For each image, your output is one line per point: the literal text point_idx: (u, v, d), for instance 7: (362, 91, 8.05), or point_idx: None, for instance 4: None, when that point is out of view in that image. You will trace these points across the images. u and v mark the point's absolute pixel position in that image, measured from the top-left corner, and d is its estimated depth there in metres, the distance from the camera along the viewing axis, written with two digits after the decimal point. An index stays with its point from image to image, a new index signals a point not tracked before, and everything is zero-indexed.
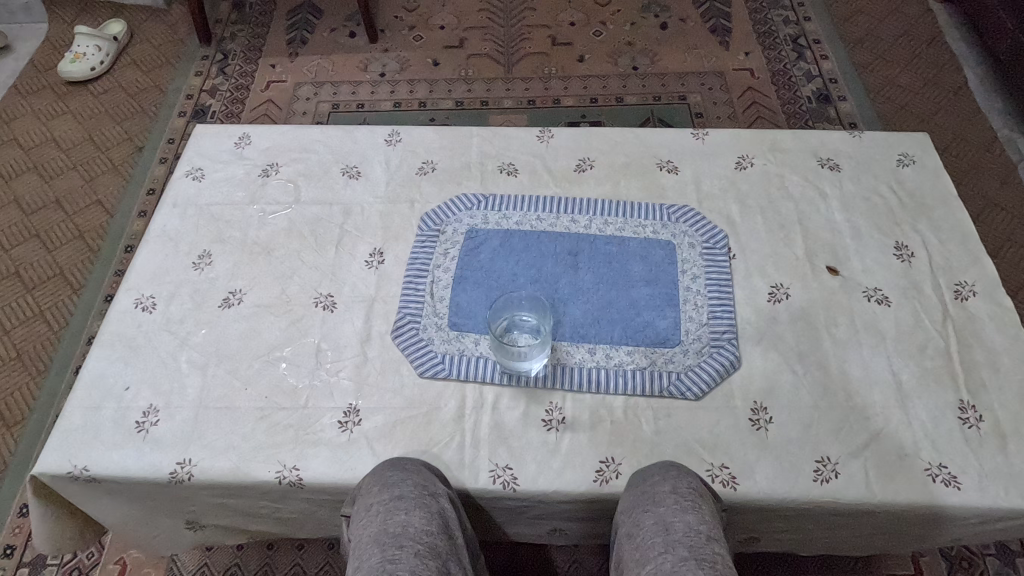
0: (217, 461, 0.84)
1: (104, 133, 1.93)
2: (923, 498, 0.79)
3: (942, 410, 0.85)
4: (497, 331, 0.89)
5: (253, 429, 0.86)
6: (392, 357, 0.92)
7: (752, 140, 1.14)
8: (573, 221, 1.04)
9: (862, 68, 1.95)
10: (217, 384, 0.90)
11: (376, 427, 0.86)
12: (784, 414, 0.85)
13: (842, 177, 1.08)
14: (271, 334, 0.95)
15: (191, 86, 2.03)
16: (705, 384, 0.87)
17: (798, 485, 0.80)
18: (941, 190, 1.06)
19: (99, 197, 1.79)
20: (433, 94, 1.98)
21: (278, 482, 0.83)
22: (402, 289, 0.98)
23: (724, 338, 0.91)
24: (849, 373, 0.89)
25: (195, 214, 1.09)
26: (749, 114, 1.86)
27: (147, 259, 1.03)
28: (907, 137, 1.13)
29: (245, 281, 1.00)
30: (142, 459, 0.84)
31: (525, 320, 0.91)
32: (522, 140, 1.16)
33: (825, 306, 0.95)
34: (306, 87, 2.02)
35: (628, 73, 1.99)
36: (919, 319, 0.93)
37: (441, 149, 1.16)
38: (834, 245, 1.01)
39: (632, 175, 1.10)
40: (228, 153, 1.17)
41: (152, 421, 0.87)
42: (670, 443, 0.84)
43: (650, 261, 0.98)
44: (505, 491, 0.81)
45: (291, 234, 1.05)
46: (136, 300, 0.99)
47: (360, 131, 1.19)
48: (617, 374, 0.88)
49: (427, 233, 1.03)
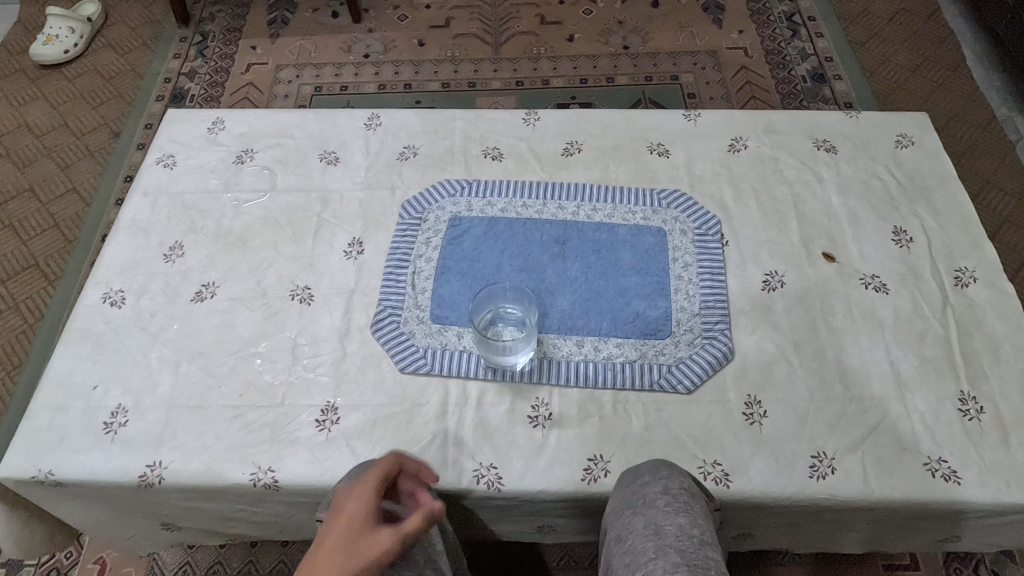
0: (189, 462, 0.81)
1: (79, 118, 1.87)
2: (922, 494, 0.76)
3: (942, 401, 0.82)
4: (480, 326, 0.86)
5: (227, 428, 0.83)
6: (372, 352, 0.88)
7: (745, 121, 1.10)
8: (560, 207, 1.00)
9: (858, 46, 1.91)
10: (190, 382, 0.87)
11: (355, 425, 0.83)
12: (778, 407, 0.82)
13: (839, 159, 1.05)
14: (246, 328, 0.91)
15: (169, 69, 1.97)
16: (696, 377, 0.84)
17: (793, 482, 0.77)
18: (940, 172, 1.02)
19: (75, 185, 1.74)
20: (418, 76, 1.92)
21: (253, 485, 0.80)
22: (383, 280, 0.94)
23: (716, 328, 0.88)
24: (846, 364, 0.85)
25: (167, 203, 1.04)
26: (743, 94, 1.82)
27: (115, 251, 0.99)
28: (906, 117, 1.09)
29: (219, 273, 0.96)
30: (110, 461, 0.81)
31: (510, 313, 0.88)
32: (507, 123, 1.12)
33: (821, 293, 0.91)
34: (288, 69, 1.96)
35: (619, 53, 1.94)
36: (917, 307, 0.90)
37: (424, 132, 1.11)
38: (831, 230, 0.97)
39: (622, 158, 1.06)
40: (201, 138, 1.12)
41: (121, 421, 0.83)
42: (661, 439, 0.81)
43: (641, 249, 0.95)
44: (489, 491, 0.78)
45: (266, 224, 1.01)
46: (104, 294, 0.94)
47: (339, 115, 1.14)
48: (606, 368, 0.85)
49: (408, 221, 0.99)
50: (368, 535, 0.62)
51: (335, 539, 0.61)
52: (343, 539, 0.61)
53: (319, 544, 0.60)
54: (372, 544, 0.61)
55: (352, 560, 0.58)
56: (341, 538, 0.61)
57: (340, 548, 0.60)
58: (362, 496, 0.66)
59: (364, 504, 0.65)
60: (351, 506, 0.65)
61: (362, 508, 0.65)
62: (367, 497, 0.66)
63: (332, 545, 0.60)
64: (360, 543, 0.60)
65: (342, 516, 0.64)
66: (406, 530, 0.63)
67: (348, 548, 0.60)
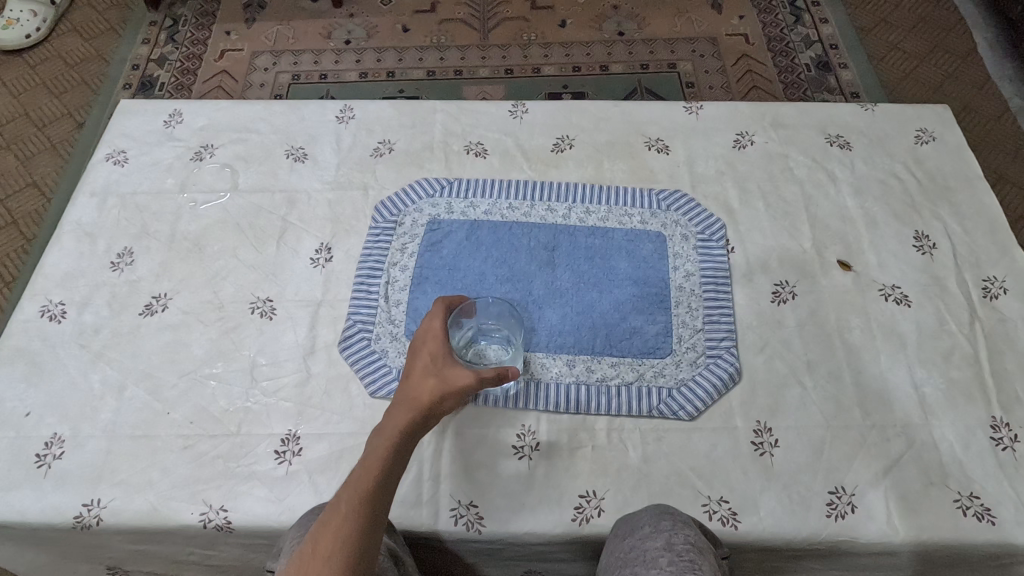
0: (131, 501, 0.72)
1: (40, 107, 1.75)
2: (953, 535, 0.68)
3: (972, 429, 0.74)
4: (462, 345, 0.75)
5: (176, 461, 0.74)
6: (340, 373, 0.79)
7: (751, 114, 1.01)
8: (549, 209, 0.91)
9: (865, 33, 1.81)
10: (135, 409, 0.77)
11: (319, 458, 0.74)
12: (791, 436, 0.74)
13: (854, 157, 0.96)
14: (200, 347, 0.82)
15: (138, 55, 1.85)
16: (700, 402, 0.76)
17: (808, 522, 0.69)
18: (964, 171, 0.94)
19: (35, 179, 1.63)
20: (402, 64, 1.82)
21: (203, 527, 0.71)
22: (353, 292, 0.85)
23: (721, 346, 0.79)
24: (866, 386, 0.77)
25: (116, 204, 0.94)
26: (744, 84, 1.73)
27: (56, 258, 0.89)
28: (926, 110, 1.00)
29: (172, 283, 0.87)
30: (42, 500, 0.72)
31: (496, 329, 0.77)
32: (492, 115, 1.02)
33: (836, 306, 0.83)
34: (264, 56, 1.85)
35: (614, 39, 1.84)
36: (943, 321, 0.81)
37: (401, 126, 1.01)
38: (846, 235, 0.89)
39: (617, 155, 0.97)
40: (156, 133, 1.02)
41: (56, 453, 0.74)
42: (662, 472, 0.72)
43: (638, 256, 0.86)
44: (469, 533, 0.70)
45: (226, 227, 0.92)
46: (42, 308, 0.85)
47: (308, 107, 1.04)
48: (600, 391, 0.76)
49: (382, 225, 0.90)
50: (450, 370, 0.66)
51: (421, 373, 0.66)
52: (430, 369, 0.66)
53: (410, 373, 0.67)
54: (452, 378, 0.66)
55: (440, 392, 0.64)
56: (426, 370, 0.67)
57: (428, 380, 0.66)
58: (435, 332, 0.69)
59: (439, 339, 0.68)
60: (432, 341, 0.69)
61: (438, 342, 0.68)
62: (438, 332, 0.69)
63: (420, 377, 0.66)
64: (443, 376, 0.66)
65: (422, 351, 0.68)
66: (484, 375, 0.66)
67: (434, 381, 0.65)
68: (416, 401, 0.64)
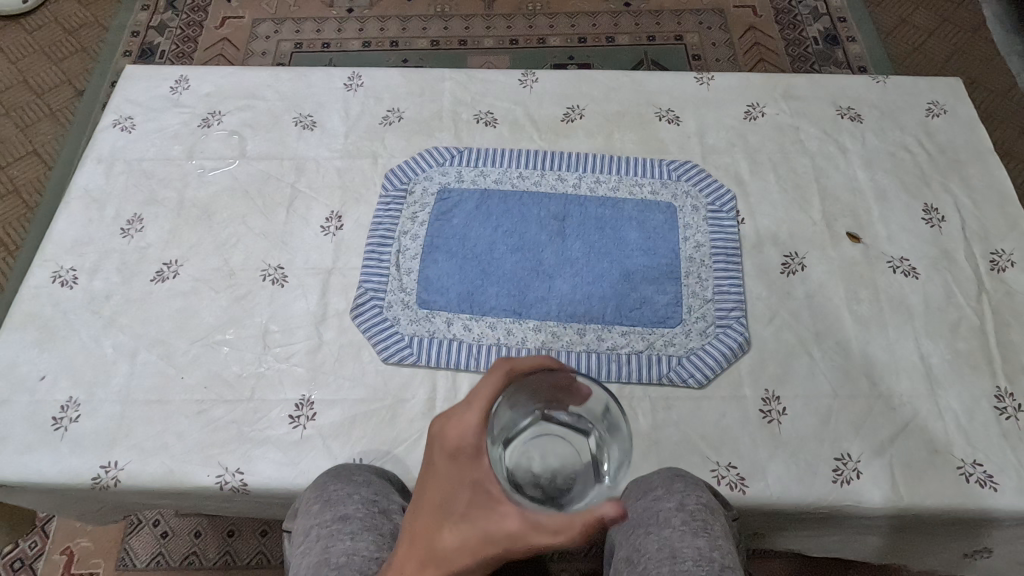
0: (147, 464, 0.72)
1: (39, 74, 1.73)
2: (955, 501, 0.69)
3: (976, 398, 0.75)
4: (524, 432, 0.53)
5: (190, 425, 0.75)
6: (352, 340, 0.80)
7: (763, 84, 1.00)
8: (560, 178, 0.91)
9: (873, 6, 1.79)
10: (148, 373, 0.78)
11: (333, 423, 0.75)
12: (798, 405, 0.75)
13: (864, 129, 0.96)
14: (211, 313, 0.82)
15: (137, 21, 1.81)
16: (708, 371, 0.76)
17: (815, 487, 0.70)
18: (974, 143, 0.94)
19: (35, 147, 1.63)
20: (406, 33, 1.79)
21: (219, 489, 0.72)
22: (364, 259, 0.85)
23: (731, 316, 0.80)
24: (872, 357, 0.78)
25: (124, 170, 0.94)
26: (751, 57, 1.72)
27: (66, 223, 0.89)
28: (939, 83, 0.99)
29: (182, 250, 0.87)
30: (60, 462, 0.72)
31: (578, 416, 0.54)
32: (501, 84, 1.01)
33: (845, 279, 0.83)
34: (265, 24, 1.82)
35: (620, 10, 1.81)
36: (951, 293, 0.82)
37: (409, 94, 1.00)
38: (856, 207, 0.89)
39: (628, 126, 0.97)
40: (162, 99, 1.00)
41: (72, 416, 0.75)
42: (671, 439, 0.73)
43: (649, 226, 0.86)
44: None
45: (235, 195, 0.91)
46: (53, 274, 0.85)
47: (315, 73, 1.03)
48: (610, 359, 0.77)
49: (392, 193, 0.90)
50: (480, 513, 0.48)
51: (447, 509, 0.49)
52: (458, 502, 0.49)
53: (434, 499, 0.51)
54: (482, 531, 0.47)
55: (469, 550, 0.47)
56: (446, 499, 0.50)
57: (453, 519, 0.49)
58: (468, 436, 0.51)
59: (474, 450, 0.50)
60: (461, 454, 0.51)
61: (473, 454, 0.50)
62: (472, 440, 0.50)
63: (443, 517, 0.49)
64: (472, 523, 0.48)
65: (449, 465, 0.51)
66: (527, 535, 0.45)
67: (461, 528, 0.48)
68: (435, 553, 0.48)
